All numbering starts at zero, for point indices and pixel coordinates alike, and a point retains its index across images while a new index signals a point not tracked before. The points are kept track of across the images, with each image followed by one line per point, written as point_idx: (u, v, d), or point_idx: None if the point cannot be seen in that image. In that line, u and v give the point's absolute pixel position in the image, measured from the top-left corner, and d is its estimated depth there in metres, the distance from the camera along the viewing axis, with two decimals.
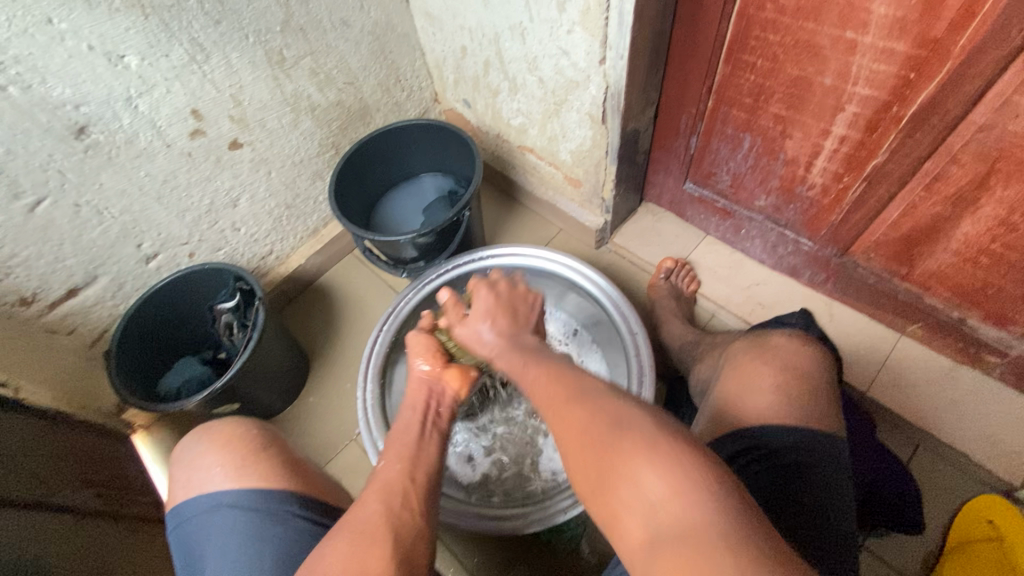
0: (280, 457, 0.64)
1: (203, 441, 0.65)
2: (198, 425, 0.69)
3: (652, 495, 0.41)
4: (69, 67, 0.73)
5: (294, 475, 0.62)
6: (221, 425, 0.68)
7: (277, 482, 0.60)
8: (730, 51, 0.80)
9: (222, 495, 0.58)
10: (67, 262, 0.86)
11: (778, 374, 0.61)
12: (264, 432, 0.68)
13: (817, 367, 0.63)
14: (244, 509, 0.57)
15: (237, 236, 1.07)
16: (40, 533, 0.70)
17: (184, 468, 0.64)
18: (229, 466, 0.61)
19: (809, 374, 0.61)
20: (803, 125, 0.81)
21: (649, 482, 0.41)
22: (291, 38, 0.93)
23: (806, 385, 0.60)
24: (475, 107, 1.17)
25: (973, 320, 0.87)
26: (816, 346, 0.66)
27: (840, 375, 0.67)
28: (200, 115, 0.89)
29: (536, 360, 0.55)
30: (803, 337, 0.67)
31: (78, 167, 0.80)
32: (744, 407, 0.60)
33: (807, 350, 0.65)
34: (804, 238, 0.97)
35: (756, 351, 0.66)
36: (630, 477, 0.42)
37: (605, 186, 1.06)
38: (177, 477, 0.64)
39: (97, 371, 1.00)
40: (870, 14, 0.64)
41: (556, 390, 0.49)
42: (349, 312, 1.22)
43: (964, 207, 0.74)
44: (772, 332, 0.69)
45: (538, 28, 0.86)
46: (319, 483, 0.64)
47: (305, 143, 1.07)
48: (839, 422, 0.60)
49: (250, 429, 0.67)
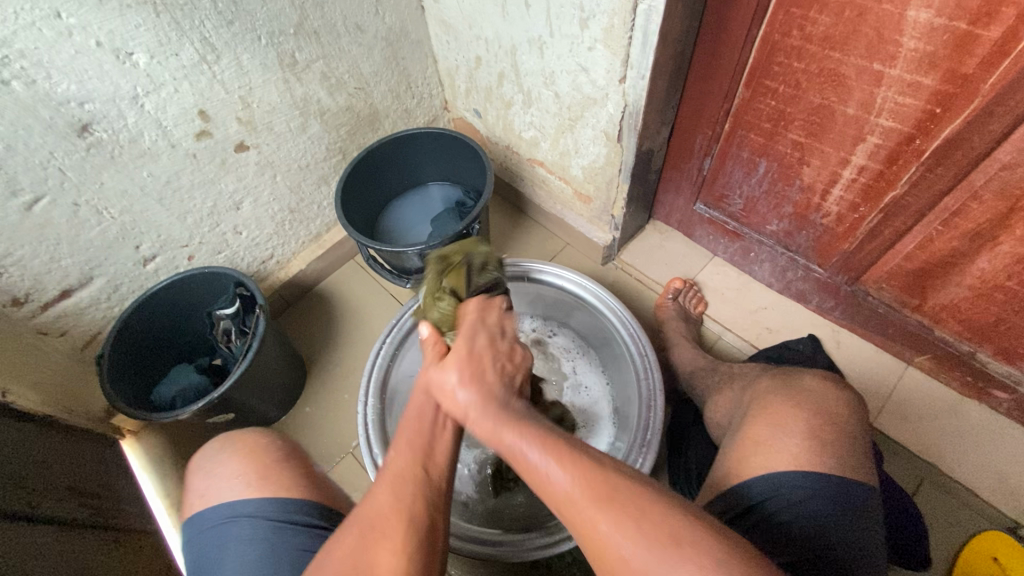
0: (298, 470, 0.62)
1: (225, 448, 0.64)
2: (213, 437, 0.67)
3: (650, 573, 0.41)
4: (75, 63, 0.70)
5: (313, 488, 0.60)
6: (245, 435, 0.66)
7: (298, 492, 0.58)
8: (752, 76, 0.79)
9: (243, 505, 0.56)
10: (62, 262, 0.83)
11: (810, 415, 0.62)
12: (285, 444, 0.66)
13: (848, 410, 0.64)
14: (267, 518, 0.55)
15: (238, 239, 1.04)
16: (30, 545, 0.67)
17: (203, 475, 0.62)
18: (252, 476, 0.59)
19: (839, 418, 0.63)
20: (822, 152, 0.80)
21: (642, 558, 0.42)
22: (304, 41, 0.91)
23: (834, 428, 0.61)
24: (485, 117, 1.16)
25: (982, 355, 0.86)
26: (844, 388, 0.67)
27: (864, 417, 0.65)
28: (208, 116, 0.86)
29: (508, 417, 0.51)
30: (832, 380, 0.68)
31: (79, 165, 0.77)
32: (764, 453, 0.60)
33: (837, 392, 0.66)
34: (815, 264, 0.97)
35: (784, 391, 0.67)
36: (589, 530, 0.43)
37: (615, 203, 1.05)
38: (191, 486, 0.62)
39: (87, 374, 0.97)
40: (899, 47, 0.63)
41: (547, 458, 0.47)
42: (349, 320, 1.19)
43: (982, 243, 0.73)
44: (800, 372, 0.70)
45: (558, 43, 0.85)
46: (335, 495, 0.62)
47: (312, 147, 1.05)
48: (860, 470, 0.59)
49: (268, 440, 0.65)
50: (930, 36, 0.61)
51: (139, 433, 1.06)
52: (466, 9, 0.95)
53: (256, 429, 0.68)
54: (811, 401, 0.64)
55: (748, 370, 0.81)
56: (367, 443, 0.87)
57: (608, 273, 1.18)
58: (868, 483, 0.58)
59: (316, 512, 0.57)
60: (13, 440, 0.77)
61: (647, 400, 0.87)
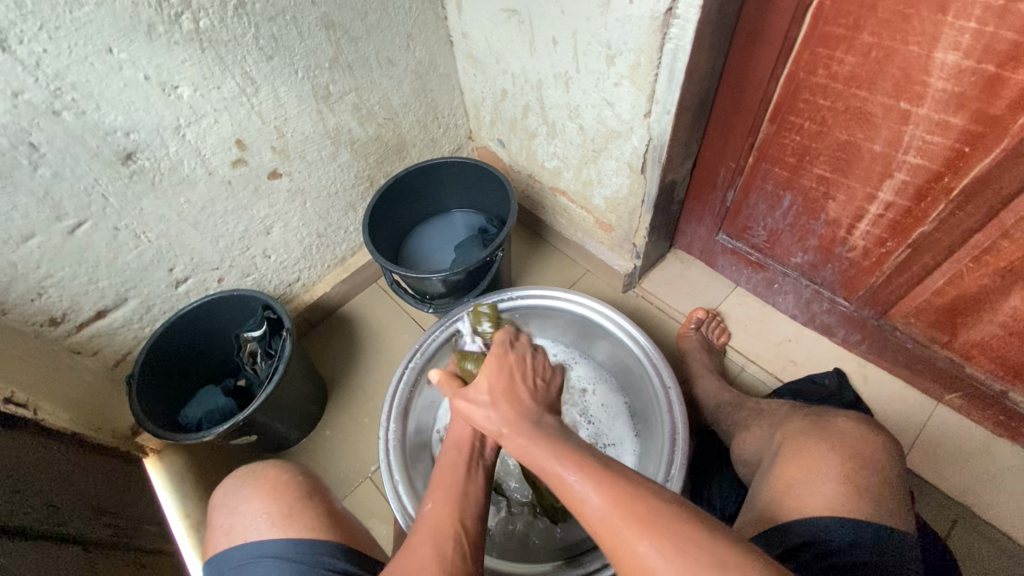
0: (323, 507, 0.62)
1: (248, 484, 0.65)
2: (233, 474, 0.68)
3: (654, 571, 0.41)
4: (123, 95, 0.74)
5: (335, 526, 0.60)
6: (267, 470, 0.66)
7: (322, 533, 0.58)
8: (777, 111, 0.80)
9: (267, 546, 0.57)
10: (99, 284, 0.86)
11: (844, 458, 0.61)
12: (307, 478, 0.66)
13: (885, 455, 0.62)
14: (289, 561, 0.55)
15: (267, 263, 1.07)
16: (53, 564, 0.67)
17: (226, 514, 0.62)
18: (275, 514, 0.60)
19: (877, 461, 0.61)
20: (848, 187, 0.80)
21: None
22: (338, 75, 0.94)
23: (870, 472, 0.60)
24: (509, 147, 1.18)
25: (1016, 394, 0.84)
26: (881, 433, 0.65)
27: (897, 459, 0.64)
28: (244, 145, 0.90)
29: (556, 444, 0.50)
30: (868, 422, 0.67)
31: (121, 191, 0.80)
32: (803, 497, 0.59)
33: (873, 435, 0.65)
34: (840, 297, 0.96)
35: (817, 432, 0.66)
36: None
37: (638, 233, 1.06)
38: (215, 523, 0.63)
39: (116, 392, 0.99)
40: (926, 87, 0.64)
41: (548, 452, 0.49)
42: (370, 343, 1.21)
43: (1014, 281, 0.72)
44: (834, 414, 0.69)
45: (584, 78, 0.87)
46: (357, 533, 0.62)
47: (341, 174, 1.08)
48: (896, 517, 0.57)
49: (294, 475, 0.66)
50: (957, 77, 0.61)
51: (162, 452, 1.07)
52: (494, 44, 0.98)
53: (277, 462, 0.68)
54: (845, 443, 0.63)
55: (778, 407, 0.80)
56: (388, 470, 0.87)
57: (628, 301, 1.18)
58: (905, 530, 0.57)
59: (336, 556, 0.57)
60: (40, 455, 0.78)
61: (671, 433, 0.86)
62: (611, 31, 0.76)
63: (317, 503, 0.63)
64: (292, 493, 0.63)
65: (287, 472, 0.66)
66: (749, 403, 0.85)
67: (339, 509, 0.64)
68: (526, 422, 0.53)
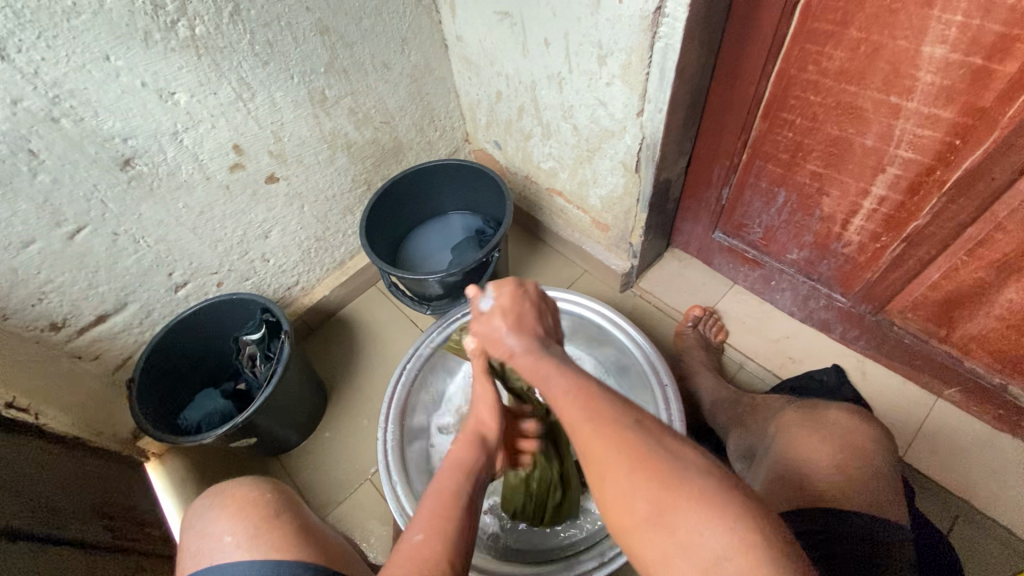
0: (293, 523, 0.63)
1: (214, 505, 0.65)
2: (207, 491, 0.68)
3: (653, 512, 0.40)
4: (121, 102, 0.75)
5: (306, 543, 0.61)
6: (235, 489, 0.67)
7: (292, 550, 0.58)
8: (769, 108, 0.81)
9: (234, 568, 0.57)
10: (99, 289, 0.87)
11: (836, 450, 0.61)
12: (277, 495, 0.67)
13: (875, 444, 0.63)
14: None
15: (265, 267, 1.08)
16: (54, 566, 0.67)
17: (197, 537, 0.63)
18: (241, 535, 0.60)
19: (865, 450, 0.62)
20: (841, 182, 0.80)
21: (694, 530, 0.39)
22: (334, 79, 0.95)
23: (858, 461, 0.60)
24: (505, 149, 1.19)
25: (1016, 388, 0.84)
26: (868, 420, 0.66)
27: (892, 453, 0.64)
28: (241, 150, 0.90)
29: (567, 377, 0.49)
30: (857, 412, 0.67)
31: (119, 197, 0.81)
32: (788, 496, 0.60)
33: (862, 424, 0.65)
34: (838, 293, 0.96)
35: (805, 425, 0.67)
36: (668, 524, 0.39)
37: (634, 232, 1.06)
38: (188, 546, 0.63)
39: (117, 397, 0.99)
40: (915, 81, 0.64)
41: (586, 416, 0.45)
42: (369, 345, 1.21)
43: (1009, 273, 0.72)
44: (824, 405, 0.69)
45: (576, 79, 0.87)
46: (332, 548, 0.62)
47: (339, 178, 1.08)
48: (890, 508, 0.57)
49: (263, 493, 0.66)
50: (946, 70, 0.61)
51: (163, 456, 1.08)
52: (488, 47, 0.99)
53: (246, 481, 0.69)
54: (828, 434, 0.64)
55: (773, 402, 0.80)
56: (387, 470, 0.87)
57: (626, 300, 1.18)
58: (900, 518, 0.57)
59: (313, 566, 0.57)
60: (39, 461, 0.79)
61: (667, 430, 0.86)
62: (602, 31, 0.77)
63: (285, 522, 0.63)
64: (259, 511, 0.63)
65: (251, 493, 0.66)
66: (746, 399, 0.85)
67: (311, 525, 0.65)
68: (562, 376, 0.49)
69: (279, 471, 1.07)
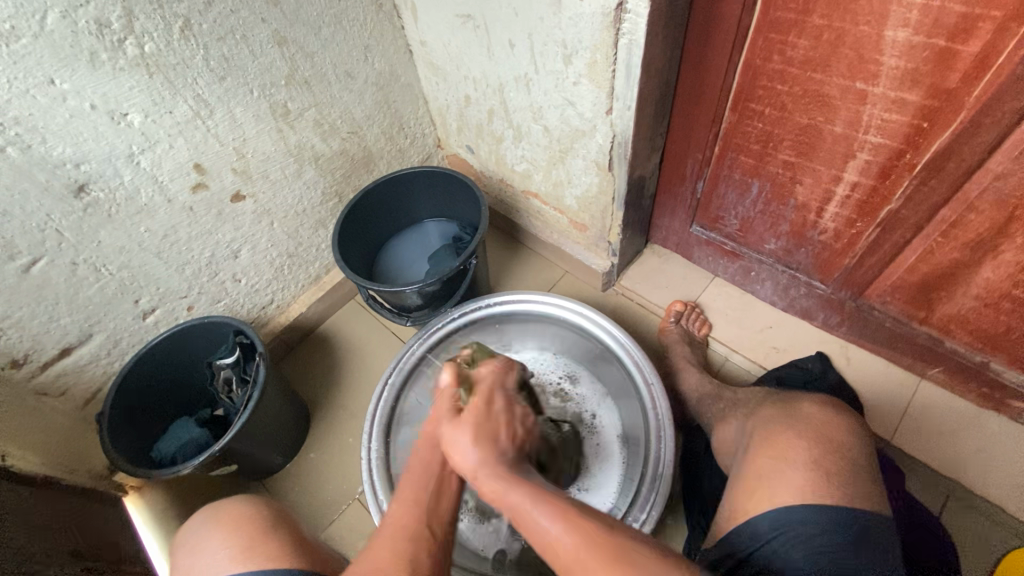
0: (288, 536, 0.61)
1: (210, 520, 0.63)
2: (203, 507, 0.67)
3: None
4: (69, 126, 0.71)
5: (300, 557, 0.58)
6: (233, 503, 0.65)
7: (286, 561, 0.56)
8: (737, 100, 0.80)
9: None
10: (61, 321, 0.83)
11: (811, 443, 0.61)
12: (273, 510, 0.65)
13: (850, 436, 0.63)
14: None
15: (237, 287, 1.05)
16: None
17: (189, 554, 0.61)
18: (235, 547, 0.58)
19: (843, 442, 0.62)
20: (814, 171, 0.80)
21: None
22: (295, 91, 0.93)
23: (835, 453, 0.60)
24: (478, 153, 1.18)
25: (996, 364, 0.84)
26: (845, 414, 0.66)
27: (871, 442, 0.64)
28: (203, 169, 0.88)
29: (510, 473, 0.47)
30: (835, 406, 0.67)
31: (76, 225, 0.78)
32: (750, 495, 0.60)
33: (836, 416, 0.65)
34: (817, 280, 0.96)
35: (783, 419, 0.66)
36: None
37: (612, 230, 1.05)
38: (180, 564, 0.61)
39: (89, 431, 0.96)
40: (881, 66, 0.64)
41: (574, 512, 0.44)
42: (351, 360, 1.19)
43: (983, 252, 0.72)
44: (801, 399, 0.69)
45: (543, 79, 0.86)
46: (327, 562, 0.60)
47: (308, 192, 1.06)
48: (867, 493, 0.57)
49: (258, 508, 0.64)
50: (909, 53, 0.61)
51: (142, 489, 1.04)
52: (452, 50, 0.97)
53: (243, 496, 0.67)
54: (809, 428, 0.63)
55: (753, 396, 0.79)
56: (372, 489, 0.84)
57: (609, 299, 1.17)
58: (880, 507, 0.57)
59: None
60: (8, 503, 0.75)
61: (656, 431, 0.85)
62: (566, 30, 0.76)
63: (280, 537, 0.61)
64: (253, 525, 0.62)
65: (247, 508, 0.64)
66: (731, 394, 0.85)
67: (309, 539, 0.62)
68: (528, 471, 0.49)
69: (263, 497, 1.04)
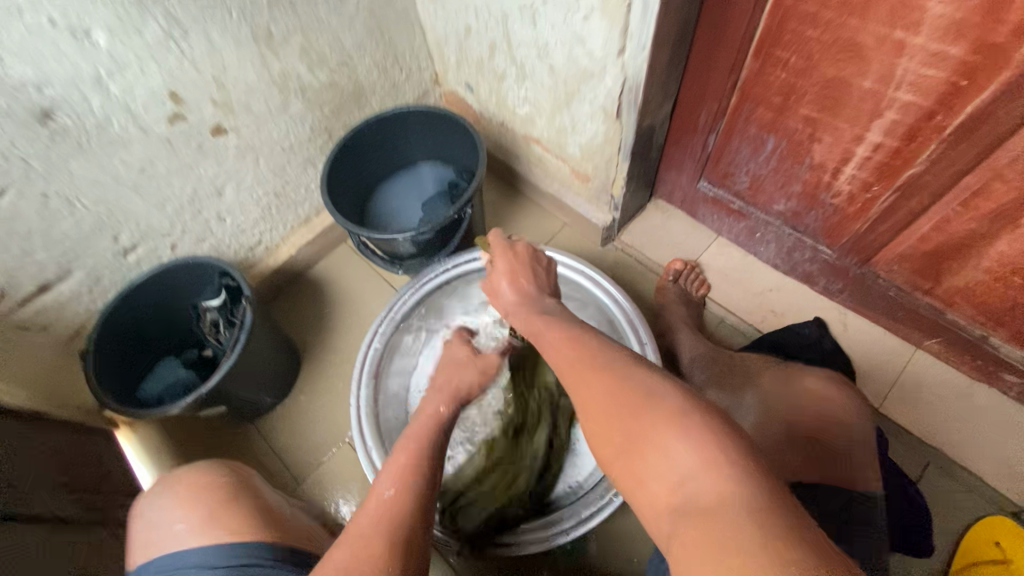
0: (249, 505, 0.63)
1: (164, 495, 0.64)
2: (157, 478, 0.67)
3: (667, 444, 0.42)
4: (27, 44, 0.65)
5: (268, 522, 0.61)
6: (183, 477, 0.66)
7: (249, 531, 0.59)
8: (761, 45, 0.73)
9: (188, 553, 0.56)
10: (37, 256, 0.80)
11: None
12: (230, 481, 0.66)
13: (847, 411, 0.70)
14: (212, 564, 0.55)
15: (222, 226, 1.01)
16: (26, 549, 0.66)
17: (144, 527, 0.62)
18: (194, 520, 0.60)
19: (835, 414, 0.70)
20: (835, 128, 0.75)
21: (671, 449, 0.42)
22: (279, 14, 0.85)
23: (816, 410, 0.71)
24: (478, 92, 1.10)
25: (995, 339, 0.83)
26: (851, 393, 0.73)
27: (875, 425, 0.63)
28: (179, 98, 0.81)
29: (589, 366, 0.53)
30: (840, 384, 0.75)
31: (43, 155, 0.73)
32: None
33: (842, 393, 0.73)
34: (824, 244, 0.93)
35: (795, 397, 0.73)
36: (658, 443, 0.43)
37: (615, 183, 1.00)
38: (133, 539, 0.62)
39: (75, 367, 0.95)
40: (924, 13, 0.58)
41: (595, 370, 0.52)
42: (342, 306, 1.17)
43: (1003, 224, 0.69)
44: None
45: (551, 12, 0.78)
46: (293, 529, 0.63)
47: (295, 128, 1.00)
48: None
49: (214, 479, 0.66)
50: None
51: None
52: None
53: (198, 467, 0.68)
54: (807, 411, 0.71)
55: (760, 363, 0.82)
56: (361, 435, 0.85)
57: (607, 254, 1.14)
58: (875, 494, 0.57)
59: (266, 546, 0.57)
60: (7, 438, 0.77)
61: None
62: None
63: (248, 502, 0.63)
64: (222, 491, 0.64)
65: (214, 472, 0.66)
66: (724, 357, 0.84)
67: (268, 506, 0.65)
68: (564, 341, 0.59)
69: (253, 435, 1.05)
